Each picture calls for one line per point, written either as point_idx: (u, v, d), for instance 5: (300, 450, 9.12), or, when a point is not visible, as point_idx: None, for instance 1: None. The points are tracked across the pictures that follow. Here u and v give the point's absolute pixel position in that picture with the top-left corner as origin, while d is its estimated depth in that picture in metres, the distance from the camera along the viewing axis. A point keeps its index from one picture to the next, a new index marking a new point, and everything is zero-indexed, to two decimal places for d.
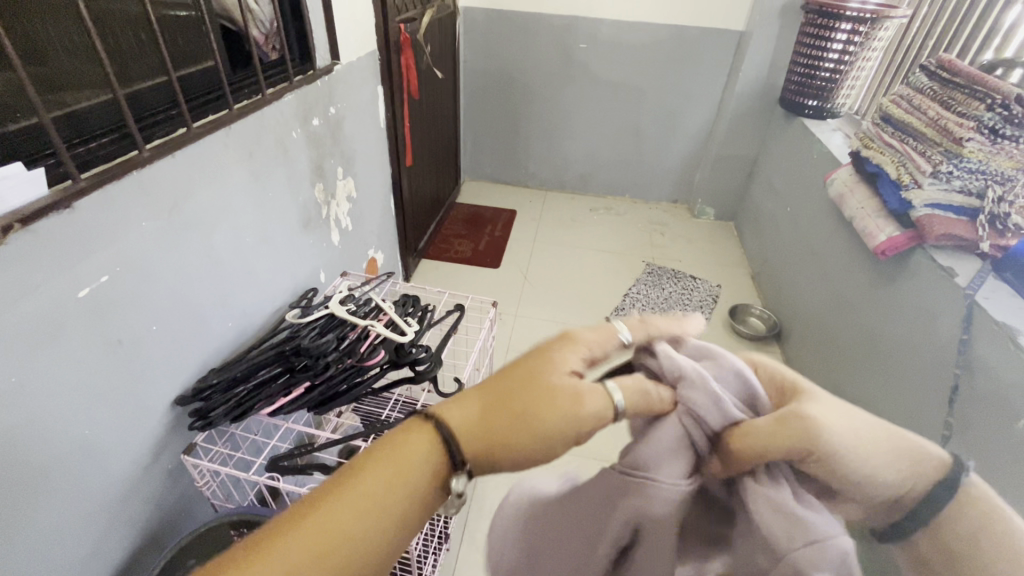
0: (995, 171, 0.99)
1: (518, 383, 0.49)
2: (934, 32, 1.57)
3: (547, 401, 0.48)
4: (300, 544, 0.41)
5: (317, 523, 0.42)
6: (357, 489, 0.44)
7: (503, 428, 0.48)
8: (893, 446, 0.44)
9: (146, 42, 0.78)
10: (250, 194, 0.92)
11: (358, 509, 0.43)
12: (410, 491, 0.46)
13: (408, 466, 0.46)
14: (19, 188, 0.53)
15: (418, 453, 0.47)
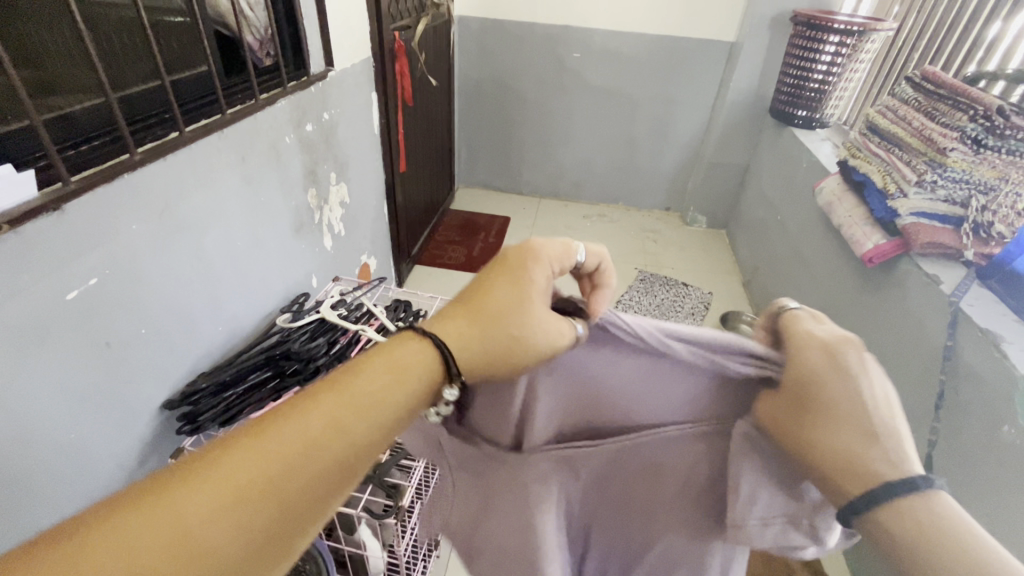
0: (978, 181, 1.01)
1: (506, 301, 0.50)
2: (919, 45, 1.60)
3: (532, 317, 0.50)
4: (295, 437, 0.37)
5: (316, 419, 0.39)
6: (360, 390, 0.42)
7: (493, 344, 0.49)
8: (845, 459, 0.42)
9: (140, 48, 0.79)
10: (242, 197, 0.92)
11: (359, 413, 0.41)
12: (408, 398, 0.44)
13: (410, 374, 0.45)
14: (8, 189, 0.53)
15: (419, 362, 0.46)
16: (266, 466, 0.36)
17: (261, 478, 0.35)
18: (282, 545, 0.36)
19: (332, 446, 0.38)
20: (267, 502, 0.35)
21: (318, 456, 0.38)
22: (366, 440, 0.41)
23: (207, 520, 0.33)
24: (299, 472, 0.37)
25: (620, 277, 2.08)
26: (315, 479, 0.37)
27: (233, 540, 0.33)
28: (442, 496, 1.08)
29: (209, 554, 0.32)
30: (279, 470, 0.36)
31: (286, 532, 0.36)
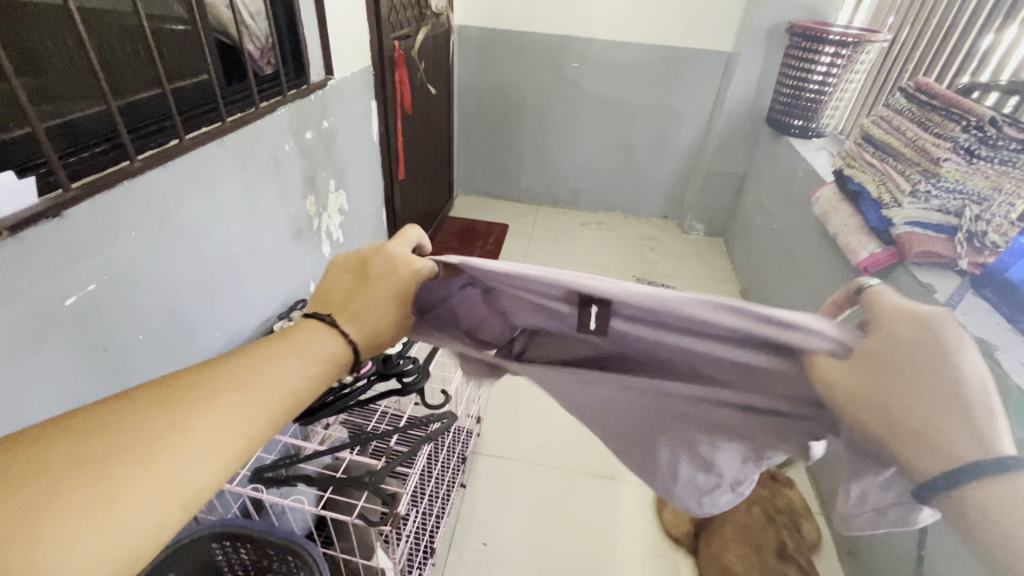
0: (971, 191, 1.03)
1: (351, 288, 0.58)
2: (914, 55, 1.62)
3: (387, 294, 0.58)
4: (188, 395, 0.46)
5: (207, 381, 0.47)
6: (247, 361, 0.50)
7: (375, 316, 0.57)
8: (925, 434, 0.41)
9: (140, 56, 0.79)
10: (241, 204, 0.92)
11: (245, 376, 0.49)
12: (299, 366, 0.52)
13: (297, 347, 0.53)
14: (9, 196, 0.54)
15: (314, 338, 0.54)
16: (158, 413, 0.44)
17: (159, 423, 0.43)
18: (172, 478, 0.42)
19: (220, 400, 0.46)
20: (158, 442, 0.42)
21: (208, 406, 0.46)
22: (257, 396, 0.48)
23: (111, 452, 0.40)
24: (188, 421, 0.44)
25: None
26: (201, 423, 0.44)
27: (130, 472, 0.40)
28: (438, 504, 1.08)
29: (111, 481, 0.39)
30: (173, 417, 0.44)
31: (179, 467, 0.42)
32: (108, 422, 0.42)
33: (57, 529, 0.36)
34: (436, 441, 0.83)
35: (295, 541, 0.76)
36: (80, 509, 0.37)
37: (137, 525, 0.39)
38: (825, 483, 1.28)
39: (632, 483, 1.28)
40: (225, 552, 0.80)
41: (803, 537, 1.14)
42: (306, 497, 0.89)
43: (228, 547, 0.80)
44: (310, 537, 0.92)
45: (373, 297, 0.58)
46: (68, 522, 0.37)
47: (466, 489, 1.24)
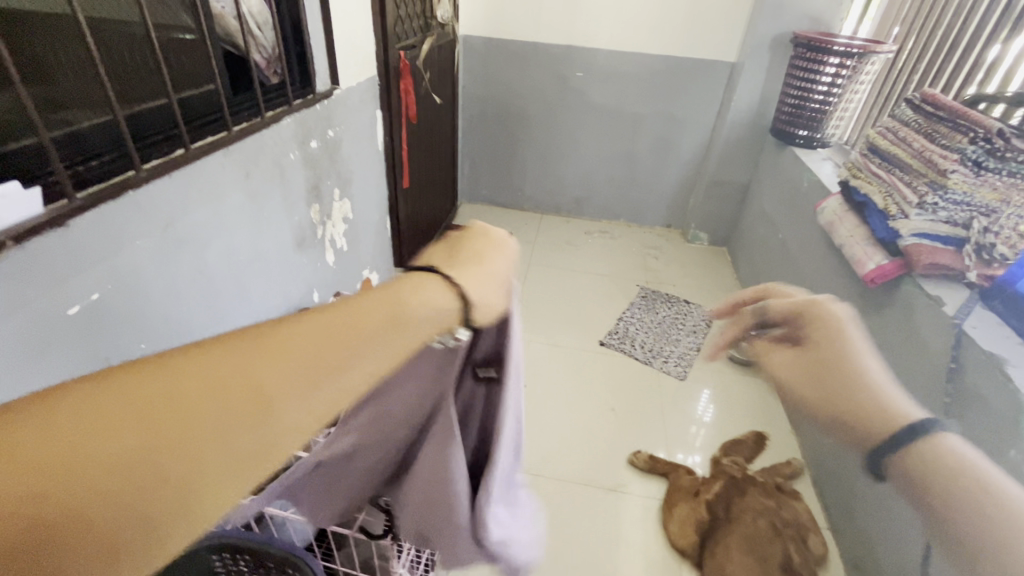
0: (980, 203, 1.01)
1: (454, 262, 0.48)
2: (919, 67, 1.62)
3: (494, 276, 0.48)
4: (260, 346, 0.38)
5: (279, 335, 0.39)
6: (333, 315, 0.41)
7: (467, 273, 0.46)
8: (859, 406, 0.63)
9: (148, 66, 0.80)
10: (246, 212, 0.93)
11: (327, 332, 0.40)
12: (381, 330, 0.42)
13: (394, 304, 0.43)
14: (16, 207, 0.54)
15: (418, 300, 0.43)
16: (220, 364, 0.36)
17: (221, 374, 0.36)
18: (223, 443, 0.35)
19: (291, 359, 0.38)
20: (214, 397, 0.35)
21: (277, 361, 0.38)
22: (334, 356, 0.40)
23: (160, 403, 0.34)
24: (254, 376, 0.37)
25: (622, 294, 2.07)
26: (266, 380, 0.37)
27: (183, 426, 0.33)
28: None
29: (160, 433, 0.33)
30: (235, 371, 0.36)
31: (228, 431, 0.35)
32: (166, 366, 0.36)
33: (90, 483, 0.30)
34: None
35: (294, 554, 0.76)
36: (120, 466, 0.31)
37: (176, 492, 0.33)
38: (832, 496, 1.27)
39: (635, 493, 1.27)
40: (223, 563, 0.79)
41: (809, 551, 1.14)
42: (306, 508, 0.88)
43: (228, 559, 0.79)
44: (310, 548, 0.92)
45: (484, 274, 0.47)
46: (100, 479, 0.30)
47: None
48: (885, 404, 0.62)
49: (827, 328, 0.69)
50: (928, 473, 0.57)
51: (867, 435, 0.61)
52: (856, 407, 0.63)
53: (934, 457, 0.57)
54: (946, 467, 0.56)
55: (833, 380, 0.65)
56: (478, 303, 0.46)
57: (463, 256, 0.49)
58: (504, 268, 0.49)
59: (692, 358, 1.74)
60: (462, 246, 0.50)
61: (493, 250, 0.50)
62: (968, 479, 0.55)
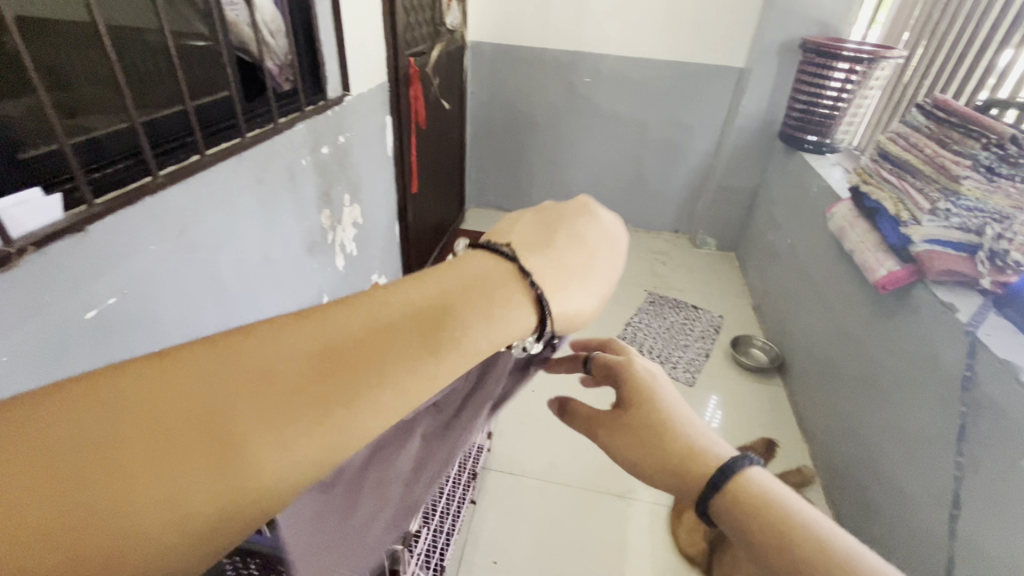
0: (993, 210, 1.00)
1: (550, 249, 0.43)
2: (930, 72, 1.61)
3: (594, 278, 0.44)
4: (301, 344, 0.30)
5: (324, 332, 0.31)
6: (392, 311, 0.33)
7: (567, 276, 0.42)
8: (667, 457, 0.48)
9: (163, 73, 0.81)
10: (258, 217, 0.93)
11: (388, 336, 0.32)
12: (451, 350, 0.34)
13: (477, 300, 0.37)
14: (34, 211, 0.56)
15: (504, 309, 0.38)
16: (246, 364, 0.28)
17: (258, 371, 0.28)
18: (247, 475, 0.27)
19: (338, 371, 0.30)
20: (235, 414, 0.27)
21: (321, 360, 0.30)
22: (395, 374, 0.32)
23: (173, 413, 0.26)
24: (289, 387, 0.29)
25: (629, 299, 2.07)
26: (295, 397, 0.29)
27: (197, 449, 0.26)
28: (448, 521, 1.07)
29: (171, 454, 0.26)
30: (262, 378, 0.28)
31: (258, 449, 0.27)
32: (181, 360, 0.28)
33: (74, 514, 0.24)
34: None
35: None
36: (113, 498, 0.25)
37: (186, 528, 0.26)
38: (843, 504, 1.26)
39: (643, 500, 1.27)
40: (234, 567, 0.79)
41: None
42: None
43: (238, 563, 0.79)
44: None
45: (584, 278, 0.43)
46: (104, 499, 0.25)
47: (476, 505, 1.23)
48: (696, 440, 0.48)
49: (641, 392, 0.52)
50: (742, 522, 0.43)
51: (687, 487, 0.47)
52: (679, 461, 0.47)
53: (741, 502, 0.43)
54: (764, 511, 0.43)
55: (661, 430, 0.49)
56: (567, 308, 0.41)
57: (562, 242, 0.44)
58: (611, 267, 0.45)
59: (700, 364, 1.74)
60: (562, 227, 0.46)
61: (597, 244, 0.46)
62: (770, 521, 0.42)
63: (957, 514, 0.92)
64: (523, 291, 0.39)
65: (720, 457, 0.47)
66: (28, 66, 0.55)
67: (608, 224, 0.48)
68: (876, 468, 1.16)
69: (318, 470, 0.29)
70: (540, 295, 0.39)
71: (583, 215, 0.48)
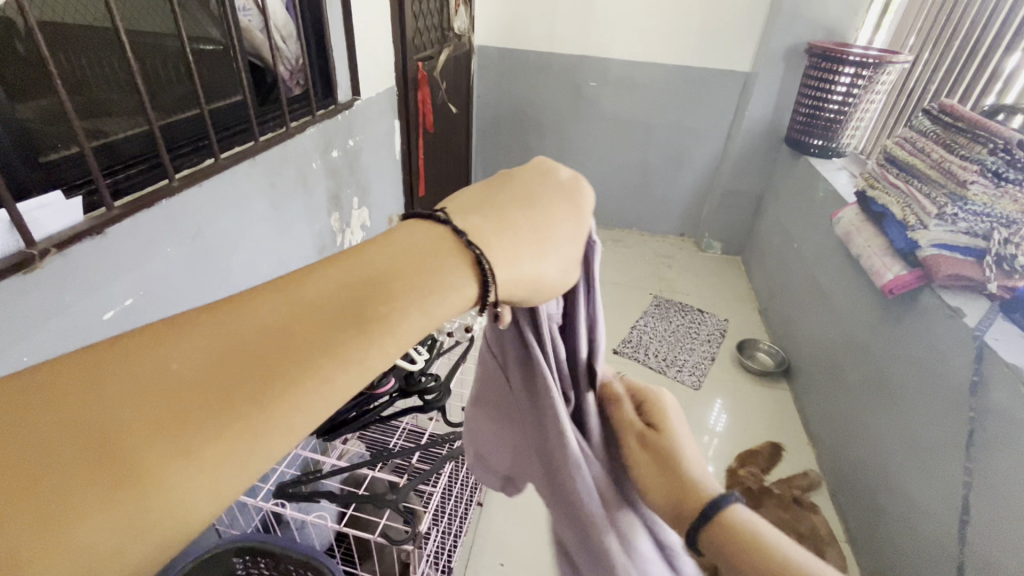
0: (999, 214, 1.01)
1: (496, 211, 0.38)
2: (936, 77, 1.61)
3: (551, 238, 0.39)
4: (203, 347, 0.27)
5: (209, 334, 0.27)
6: (309, 297, 0.30)
7: (509, 236, 0.37)
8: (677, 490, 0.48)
9: (179, 77, 0.83)
10: (270, 221, 0.95)
11: (290, 329, 0.28)
12: (373, 334, 0.30)
13: (410, 273, 0.33)
14: (56, 214, 0.57)
15: (443, 278, 0.33)
16: (119, 380, 0.25)
17: (157, 381, 0.25)
18: (141, 504, 0.24)
19: (230, 373, 0.26)
20: (111, 436, 0.24)
21: (230, 361, 0.27)
22: (306, 366, 0.28)
23: (59, 440, 0.23)
24: (191, 396, 0.25)
25: (635, 302, 2.07)
26: (184, 408, 0.25)
27: (71, 484, 0.23)
28: (456, 522, 1.07)
29: (40, 495, 0.22)
30: (145, 392, 0.25)
31: (163, 468, 0.24)
32: (42, 386, 0.25)
33: None
34: (456, 460, 0.83)
35: (316, 560, 0.76)
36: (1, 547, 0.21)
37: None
38: (851, 509, 1.25)
39: None
40: (244, 568, 0.80)
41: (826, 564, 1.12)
42: (326, 513, 0.89)
43: (249, 562, 0.80)
44: (330, 552, 0.93)
45: (538, 239, 0.38)
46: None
47: (483, 508, 1.23)
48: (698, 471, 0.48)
49: (660, 420, 0.51)
50: (726, 550, 0.44)
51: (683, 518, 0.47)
52: (684, 493, 0.48)
53: (730, 535, 0.44)
54: (741, 535, 0.44)
55: (672, 461, 0.49)
56: (521, 271, 0.37)
57: (507, 202, 0.40)
58: (576, 229, 0.41)
59: (706, 368, 1.74)
60: (508, 187, 0.41)
61: (550, 203, 0.40)
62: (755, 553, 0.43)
63: (965, 520, 0.92)
64: (463, 258, 0.35)
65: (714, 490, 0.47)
66: (53, 73, 0.56)
67: (561, 178, 0.43)
68: (884, 472, 1.16)
69: (234, 483, 0.26)
70: (484, 264, 0.35)
71: (536, 173, 0.43)
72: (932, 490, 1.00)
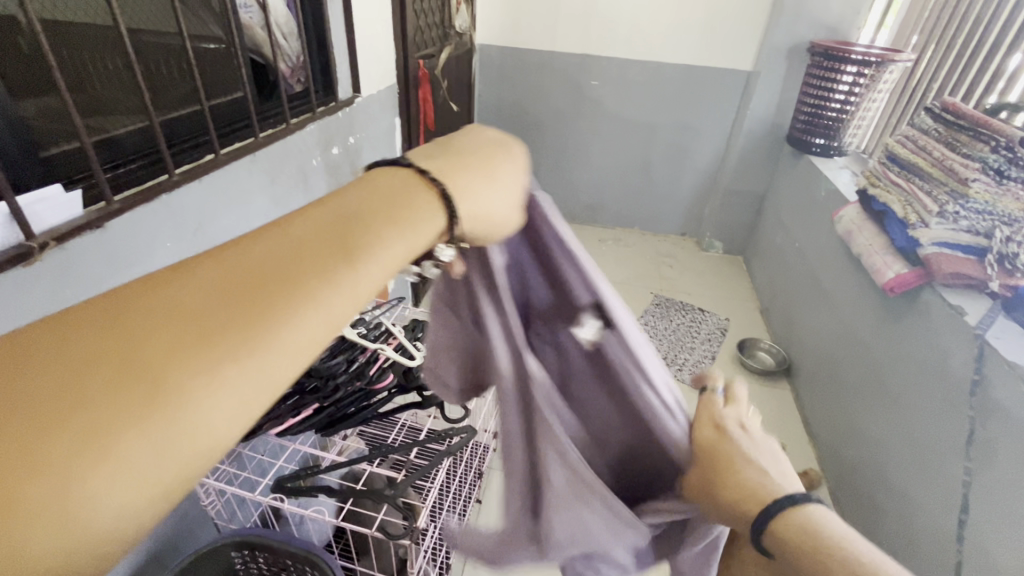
0: (1001, 213, 0.99)
1: (444, 155, 0.39)
2: (938, 75, 1.61)
3: (501, 176, 0.40)
4: (203, 286, 0.28)
5: (211, 275, 0.29)
6: (299, 236, 0.32)
7: (458, 171, 0.38)
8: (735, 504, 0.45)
9: (181, 74, 0.83)
10: (271, 217, 0.95)
11: (287, 259, 0.30)
12: (366, 258, 0.32)
13: (386, 211, 0.34)
14: (56, 208, 0.57)
15: (415, 211, 0.35)
16: (123, 317, 0.26)
17: (168, 315, 0.27)
18: (166, 414, 0.24)
19: (233, 299, 0.28)
20: (126, 360, 0.25)
21: (235, 293, 0.28)
22: (306, 288, 0.30)
23: (76, 373, 0.24)
24: (202, 321, 0.27)
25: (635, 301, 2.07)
26: (192, 330, 0.26)
27: (99, 405, 0.23)
28: (455, 519, 1.07)
29: (57, 422, 0.23)
30: (158, 322, 0.26)
31: (182, 387, 0.25)
32: (50, 336, 0.25)
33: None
34: (455, 455, 0.84)
35: (314, 554, 0.76)
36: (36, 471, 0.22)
37: (122, 491, 0.23)
38: (851, 508, 1.25)
39: None
40: (243, 561, 0.80)
41: None
42: (325, 508, 0.89)
43: (248, 556, 0.80)
44: (328, 548, 0.93)
45: (487, 175, 0.39)
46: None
47: (482, 505, 1.23)
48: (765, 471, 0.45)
49: (716, 441, 0.49)
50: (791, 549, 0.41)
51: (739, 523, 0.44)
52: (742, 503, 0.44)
53: (792, 532, 0.41)
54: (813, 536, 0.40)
55: (728, 471, 0.46)
56: (477, 206, 0.38)
57: (453, 148, 0.40)
58: (518, 167, 0.41)
59: (706, 367, 1.74)
60: (449, 140, 0.42)
61: (494, 148, 0.41)
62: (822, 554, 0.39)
63: (964, 519, 0.91)
64: (425, 193, 0.36)
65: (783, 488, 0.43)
66: (53, 67, 0.56)
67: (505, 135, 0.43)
68: (884, 472, 1.15)
69: (254, 398, 0.27)
70: (444, 196, 0.36)
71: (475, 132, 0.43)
72: (932, 489, 1.00)
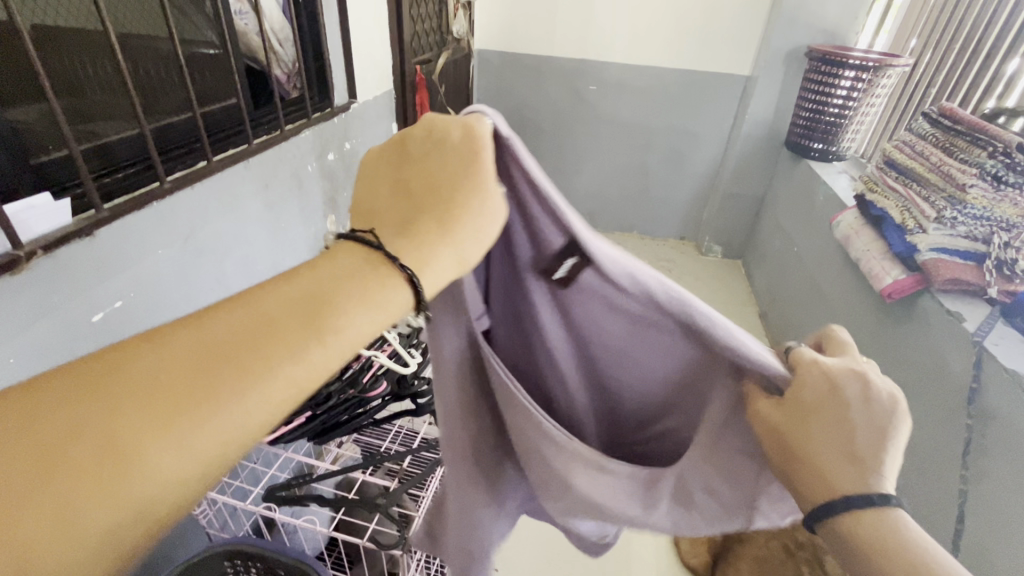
0: (1000, 218, 0.99)
1: (409, 205, 0.43)
2: (936, 80, 1.60)
3: (466, 232, 0.42)
4: (163, 364, 0.32)
5: (173, 349, 0.33)
6: (262, 314, 0.36)
7: (427, 223, 0.41)
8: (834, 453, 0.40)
9: (173, 81, 0.83)
10: (263, 224, 0.94)
11: (236, 346, 0.34)
12: (328, 343, 0.35)
13: (341, 291, 0.38)
14: (46, 215, 0.57)
15: (374, 293, 0.38)
16: (112, 381, 0.31)
17: (124, 395, 0.31)
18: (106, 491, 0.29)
19: (206, 372, 0.32)
20: (115, 427, 0.30)
21: (182, 378, 0.32)
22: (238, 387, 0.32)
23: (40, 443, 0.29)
24: (151, 410, 0.31)
25: None
26: (164, 407, 0.31)
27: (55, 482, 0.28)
28: None
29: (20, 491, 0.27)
30: (117, 403, 0.30)
31: (113, 477, 0.29)
32: (37, 399, 0.30)
33: None
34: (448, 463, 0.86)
35: (305, 562, 0.76)
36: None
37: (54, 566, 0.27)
38: None
39: None
40: (234, 571, 0.79)
41: None
42: (318, 516, 0.89)
43: (239, 566, 0.79)
44: (321, 557, 0.93)
45: (453, 233, 0.41)
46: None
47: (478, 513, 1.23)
48: (856, 458, 0.39)
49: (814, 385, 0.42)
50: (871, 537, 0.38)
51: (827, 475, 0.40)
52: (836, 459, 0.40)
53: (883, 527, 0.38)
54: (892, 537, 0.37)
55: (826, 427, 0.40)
56: (443, 274, 0.40)
57: (424, 185, 0.43)
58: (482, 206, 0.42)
59: None
60: (419, 168, 0.44)
61: (470, 176, 0.42)
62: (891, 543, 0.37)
63: (962, 530, 0.91)
64: (393, 270, 0.39)
65: (870, 483, 0.38)
66: (41, 75, 0.56)
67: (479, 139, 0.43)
68: None
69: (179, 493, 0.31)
70: (409, 270, 0.39)
71: (435, 142, 0.44)
72: (932, 498, 0.99)
